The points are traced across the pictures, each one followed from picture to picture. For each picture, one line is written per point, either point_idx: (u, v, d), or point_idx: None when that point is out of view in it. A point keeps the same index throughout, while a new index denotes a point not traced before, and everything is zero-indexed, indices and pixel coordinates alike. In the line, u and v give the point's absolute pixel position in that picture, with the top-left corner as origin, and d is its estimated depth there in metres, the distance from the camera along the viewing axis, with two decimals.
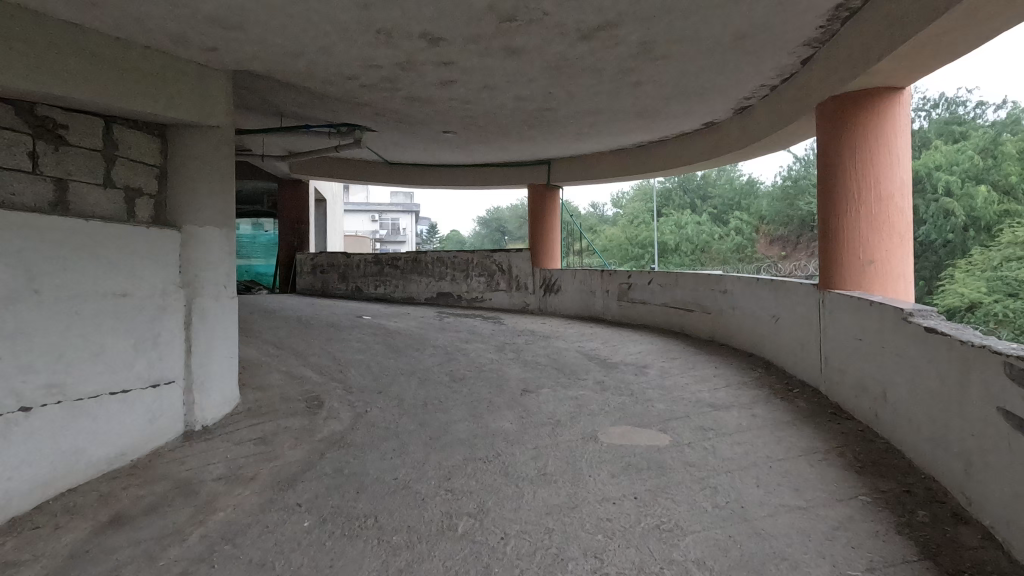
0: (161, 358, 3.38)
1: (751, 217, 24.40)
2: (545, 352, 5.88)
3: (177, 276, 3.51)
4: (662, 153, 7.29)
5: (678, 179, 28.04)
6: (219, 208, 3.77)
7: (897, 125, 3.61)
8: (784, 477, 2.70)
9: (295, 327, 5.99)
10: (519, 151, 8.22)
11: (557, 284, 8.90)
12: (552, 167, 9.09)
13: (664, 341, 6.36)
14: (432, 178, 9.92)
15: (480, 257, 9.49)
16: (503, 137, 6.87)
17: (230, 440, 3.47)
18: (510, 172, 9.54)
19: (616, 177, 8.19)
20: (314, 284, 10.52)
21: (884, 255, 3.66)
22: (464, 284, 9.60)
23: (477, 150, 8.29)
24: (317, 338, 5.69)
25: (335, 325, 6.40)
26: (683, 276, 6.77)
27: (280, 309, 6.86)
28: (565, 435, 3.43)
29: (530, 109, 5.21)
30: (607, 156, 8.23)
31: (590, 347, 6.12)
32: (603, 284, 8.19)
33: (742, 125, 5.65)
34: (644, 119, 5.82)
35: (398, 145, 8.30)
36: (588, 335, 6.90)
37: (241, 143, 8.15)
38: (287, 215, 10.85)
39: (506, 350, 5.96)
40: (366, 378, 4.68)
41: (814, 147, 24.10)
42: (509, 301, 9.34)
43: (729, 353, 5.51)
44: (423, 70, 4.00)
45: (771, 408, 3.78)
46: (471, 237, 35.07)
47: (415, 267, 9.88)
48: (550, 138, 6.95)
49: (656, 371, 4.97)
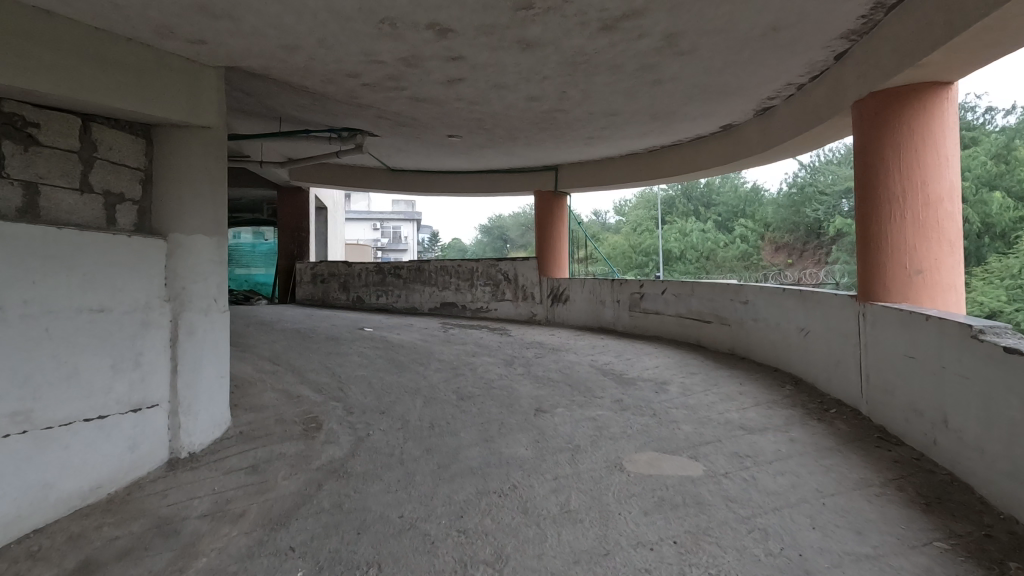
0: (143, 379, 3.08)
1: (756, 224, 24.10)
2: (557, 367, 5.57)
3: (162, 288, 3.22)
4: (676, 158, 7.02)
5: (682, 186, 27.78)
6: (209, 214, 3.49)
7: (945, 122, 3.31)
8: (842, 517, 2.38)
9: (294, 340, 5.69)
10: (526, 156, 7.94)
11: (565, 293, 8.60)
12: (560, 173, 8.81)
13: (681, 354, 6.05)
14: (436, 185, 9.65)
15: (485, 266, 9.19)
16: (510, 141, 6.61)
17: (219, 469, 3.16)
18: (515, 178, 9.27)
19: (627, 183, 7.91)
20: (313, 294, 10.21)
21: (933, 264, 3.36)
22: (469, 293, 9.31)
23: (482, 156, 8.02)
24: (316, 352, 5.39)
25: (335, 338, 6.09)
26: (699, 285, 6.47)
27: (278, 321, 6.56)
28: (587, 463, 3.11)
29: (541, 110, 4.94)
30: (618, 161, 7.95)
31: (604, 360, 5.80)
32: (614, 293, 7.88)
33: (764, 128, 5.37)
34: (659, 122, 5.55)
35: (401, 150, 8.03)
36: (601, 347, 6.58)
37: (239, 148, 7.89)
38: (287, 223, 10.59)
39: (515, 365, 5.65)
40: (368, 397, 4.37)
41: (819, 154, 23.83)
42: (516, 311, 9.03)
43: (753, 368, 5.19)
44: (430, 66, 3.73)
45: (809, 431, 3.47)
46: (473, 245, 34.78)
47: (418, 276, 9.59)
48: (559, 143, 6.67)
49: (678, 388, 4.65)
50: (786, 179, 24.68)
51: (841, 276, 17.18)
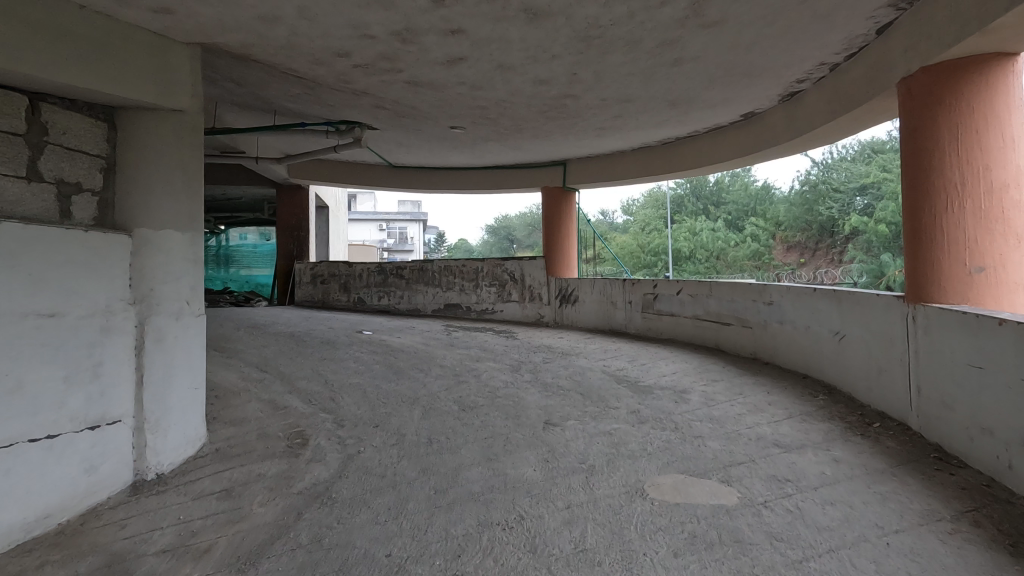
0: (103, 393, 2.72)
1: (767, 223, 23.58)
2: (568, 373, 5.17)
3: (126, 290, 2.86)
4: (692, 150, 6.63)
5: (690, 184, 27.27)
6: (181, 207, 3.14)
7: (1011, 97, 2.90)
8: (914, 563, 1.99)
9: (286, 344, 5.33)
10: (533, 150, 7.56)
11: (573, 294, 8.21)
12: (569, 168, 8.44)
13: (699, 359, 5.64)
14: (439, 182, 9.29)
15: (490, 265, 8.81)
16: (516, 134, 6.24)
17: (188, 494, 2.80)
18: (521, 174, 8.89)
19: (639, 177, 7.53)
20: (313, 295, 9.88)
21: (1000, 260, 2.95)
22: (474, 294, 8.95)
23: (487, 150, 7.64)
24: (309, 357, 5.03)
25: (331, 342, 5.74)
26: (718, 285, 6.07)
27: (272, 324, 6.21)
28: (604, 489, 2.72)
29: (550, 96, 4.57)
30: (630, 154, 7.58)
31: (618, 366, 5.40)
32: (625, 294, 7.49)
33: (790, 115, 4.97)
34: (677, 110, 5.16)
35: (402, 145, 7.68)
36: (614, 351, 6.18)
37: (235, 143, 7.57)
38: (285, 222, 10.26)
39: (522, 371, 5.27)
40: (361, 407, 4.02)
41: (831, 151, 23.27)
42: (523, 313, 8.65)
43: (780, 375, 4.79)
44: (427, 42, 3.37)
45: (855, 450, 3.07)
46: (479, 245, 34.39)
47: (421, 276, 9.24)
48: (568, 135, 6.29)
49: (701, 397, 4.26)
50: (798, 176, 24.14)
51: (858, 276, 16.69)
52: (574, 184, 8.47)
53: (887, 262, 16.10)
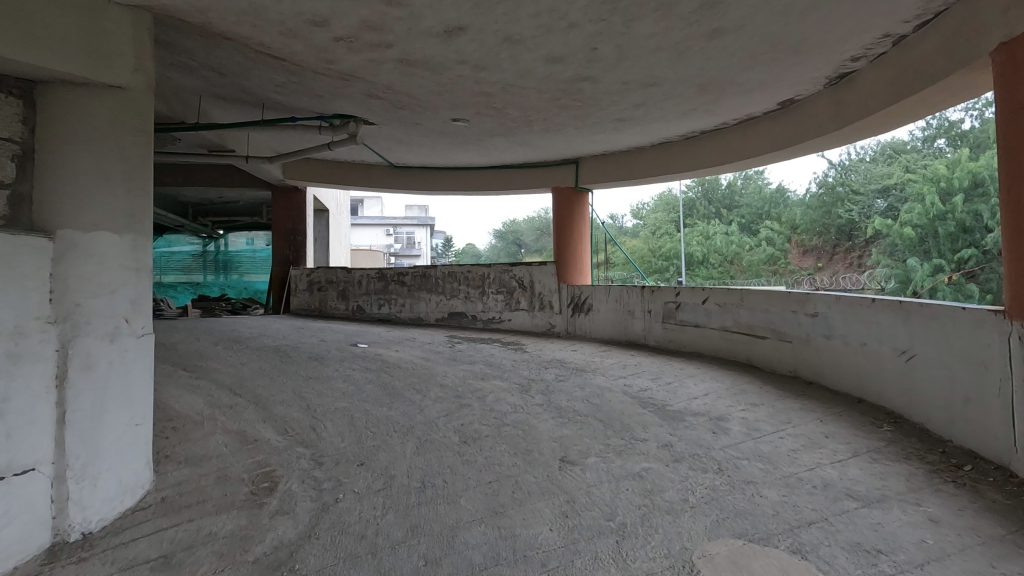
0: (11, 437, 2.08)
1: (783, 227, 22.88)
2: (584, 394, 4.57)
3: (45, 306, 2.25)
4: (718, 144, 6.04)
5: (702, 187, 26.60)
6: (119, 204, 2.58)
7: None
8: None
9: (268, 361, 4.77)
10: (544, 147, 6.99)
11: (587, 302, 7.61)
12: (581, 166, 7.87)
13: (731, 377, 5.03)
14: (443, 183, 8.75)
15: (497, 272, 8.23)
16: (525, 127, 5.68)
17: (116, 563, 2.22)
18: (530, 174, 8.32)
19: (658, 175, 6.94)
20: (309, 303, 9.31)
21: None
22: (480, 302, 8.37)
23: (495, 147, 7.08)
24: (292, 376, 4.46)
25: (320, 357, 5.18)
26: (750, 293, 5.45)
27: (258, 337, 5.65)
28: (643, 563, 2.11)
29: (563, 79, 4.01)
30: (649, 150, 7.01)
31: (640, 386, 4.79)
32: (644, 303, 6.89)
33: (837, 101, 4.38)
34: (706, 97, 4.58)
35: (402, 142, 7.14)
36: (635, 367, 5.57)
37: (224, 141, 7.05)
38: (281, 226, 9.73)
39: (533, 391, 4.68)
40: (345, 438, 3.45)
41: (849, 152, 22.56)
42: (532, 323, 8.06)
43: (829, 398, 4.17)
44: (419, 5, 2.81)
45: (952, 507, 2.45)
46: (487, 250, 33.86)
47: (424, 283, 8.68)
48: (583, 128, 5.72)
49: (742, 427, 3.64)
50: (814, 178, 23.42)
51: (882, 281, 16.03)
52: (587, 184, 7.89)
53: (913, 267, 15.53)
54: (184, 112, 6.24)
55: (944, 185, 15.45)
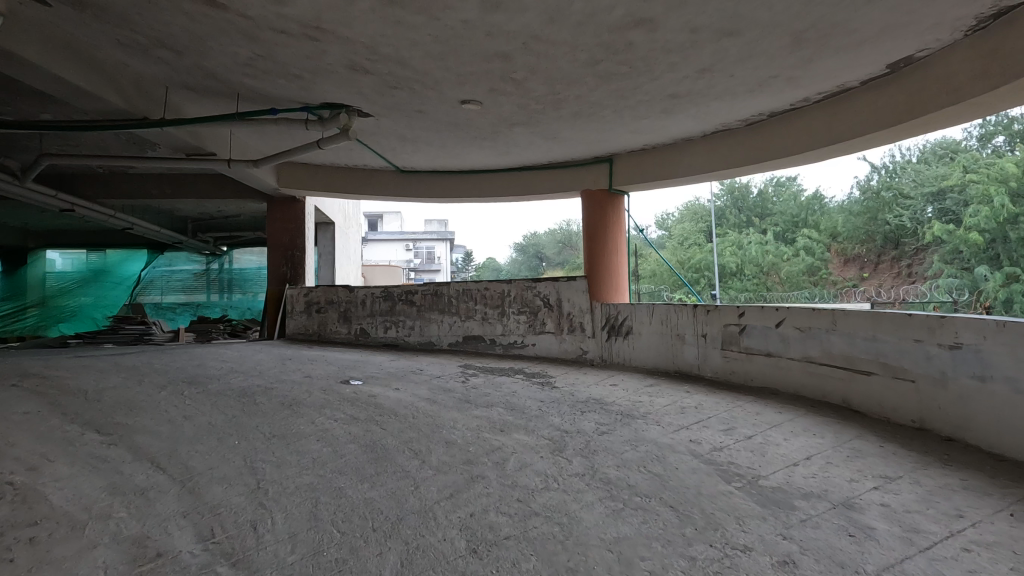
0: None
1: (822, 235, 21.35)
2: (638, 456, 3.39)
3: None
4: (794, 128, 4.85)
5: (732, 195, 25.21)
6: None
7: None
8: None
9: (225, 410, 3.69)
10: (574, 142, 5.89)
11: (625, 324, 6.45)
12: (616, 165, 6.74)
13: (832, 428, 3.79)
14: (457, 189, 7.71)
15: (520, 289, 7.12)
16: (552, 112, 4.60)
17: None
18: (555, 176, 7.21)
19: (714, 172, 5.75)
20: (307, 327, 8.27)
21: None
22: (499, 324, 7.25)
23: (515, 144, 6.01)
24: (251, 434, 3.38)
25: (296, 402, 4.10)
26: (847, 315, 4.22)
27: (227, 375, 4.61)
28: None
29: (609, 25, 2.92)
30: (699, 141, 5.84)
31: (713, 444, 3.58)
32: (698, 325, 5.71)
33: (990, 50, 3.20)
34: (797, 55, 3.43)
35: (407, 140, 6.13)
36: (696, 410, 4.36)
37: (203, 142, 6.10)
38: (279, 240, 8.76)
39: (569, 449, 3.52)
40: (300, 543, 2.34)
41: (893, 154, 21.09)
42: (560, 348, 6.89)
43: (996, 469, 2.92)
44: None
45: None
46: (508, 264, 32.84)
47: (435, 302, 7.59)
48: (623, 112, 4.61)
49: (892, 527, 2.41)
50: (856, 183, 21.85)
51: (941, 291, 14.45)
52: (623, 185, 6.74)
53: (981, 276, 13.95)
54: (149, 106, 5.28)
55: (1015, 185, 13.95)
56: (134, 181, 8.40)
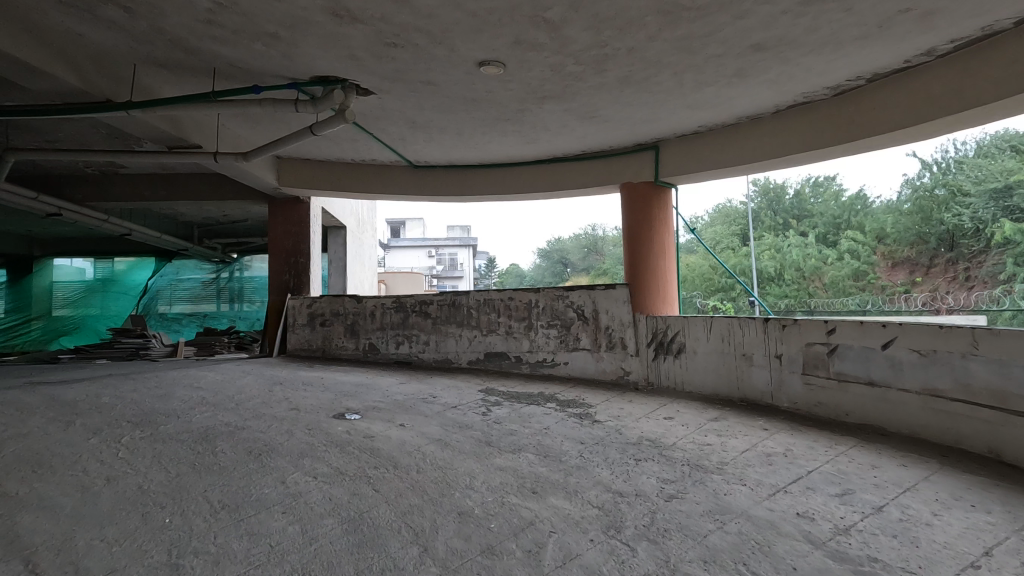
0: None
1: (868, 237, 19.84)
2: (730, 542, 2.37)
3: None
4: (909, 91, 3.82)
5: (768, 196, 23.75)
6: None
7: None
8: None
9: (169, 465, 2.79)
10: (615, 124, 4.92)
11: (676, 341, 5.43)
12: (662, 153, 5.72)
13: (996, 495, 2.72)
14: (476, 185, 6.80)
15: (550, 298, 6.17)
16: (595, 77, 3.65)
17: None
18: (590, 169, 6.23)
19: (789, 158, 4.72)
20: (310, 342, 7.43)
21: None
22: (526, 339, 6.28)
23: (544, 128, 5.07)
24: (192, 505, 2.47)
25: (269, 449, 3.18)
26: (997, 335, 3.15)
27: (192, 409, 3.73)
28: None
29: None
30: (768, 119, 4.80)
31: (832, 521, 2.54)
32: (772, 343, 4.65)
33: None
34: None
35: (417, 126, 5.25)
36: (789, 462, 3.31)
37: (183, 132, 5.28)
38: (281, 245, 7.95)
39: (628, 527, 2.52)
40: None
41: (945, 149, 19.50)
42: (597, 368, 5.89)
43: None
44: None
45: None
46: (532, 271, 31.82)
47: (452, 314, 6.67)
48: (684, 77, 3.64)
49: None
50: (905, 180, 20.28)
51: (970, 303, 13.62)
52: (670, 177, 5.72)
53: None
54: (115, 88, 4.50)
55: None
56: (126, 182, 7.69)
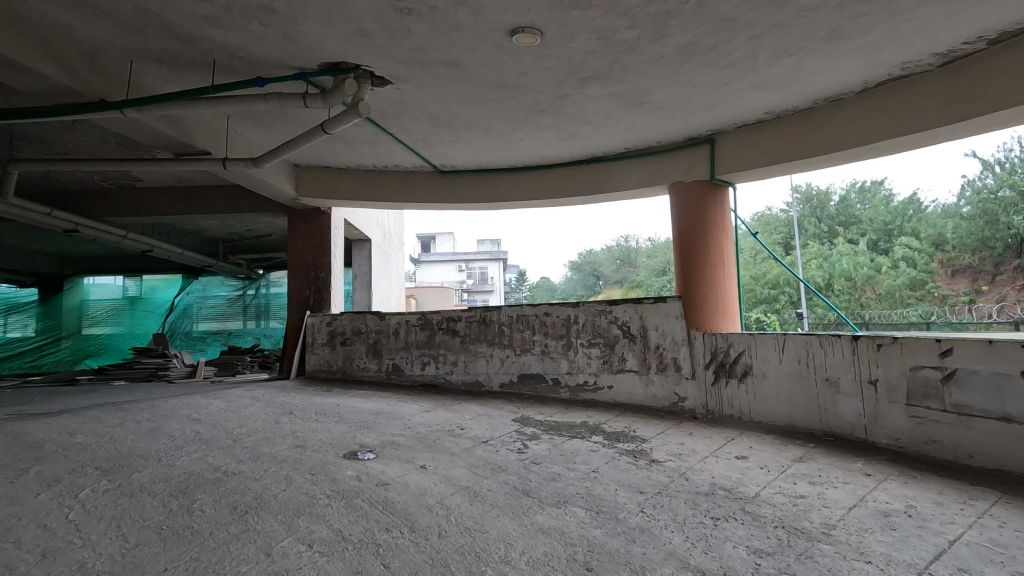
0: None
1: (924, 244, 18.42)
2: None
3: None
4: None
5: (812, 203, 22.49)
6: None
7: None
8: None
9: (128, 530, 2.23)
10: (666, 113, 4.26)
11: (740, 363, 4.68)
12: (717, 148, 5.03)
13: None
14: (506, 190, 6.22)
15: (591, 313, 5.51)
16: (651, 46, 3.02)
17: None
18: (633, 168, 5.57)
19: (878, 144, 3.98)
20: (331, 362, 6.92)
21: None
22: (564, 360, 5.61)
23: (584, 120, 4.46)
24: None
25: (260, 504, 2.59)
26: None
27: (180, 448, 3.20)
28: None
29: None
30: (852, 100, 4.08)
31: None
32: (863, 366, 3.87)
33: None
34: None
35: (442, 123, 4.69)
36: (919, 528, 2.54)
37: (187, 135, 4.85)
38: (301, 259, 7.50)
39: None
40: None
41: (1008, 148, 18.04)
42: (646, 393, 5.17)
43: None
44: None
45: None
46: (565, 285, 30.99)
47: (482, 332, 6.06)
48: (761, 42, 2.98)
49: None
50: (964, 182, 18.92)
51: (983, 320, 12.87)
52: (728, 175, 5.00)
53: None
54: (109, 86, 4.08)
55: None
56: (143, 195, 7.40)
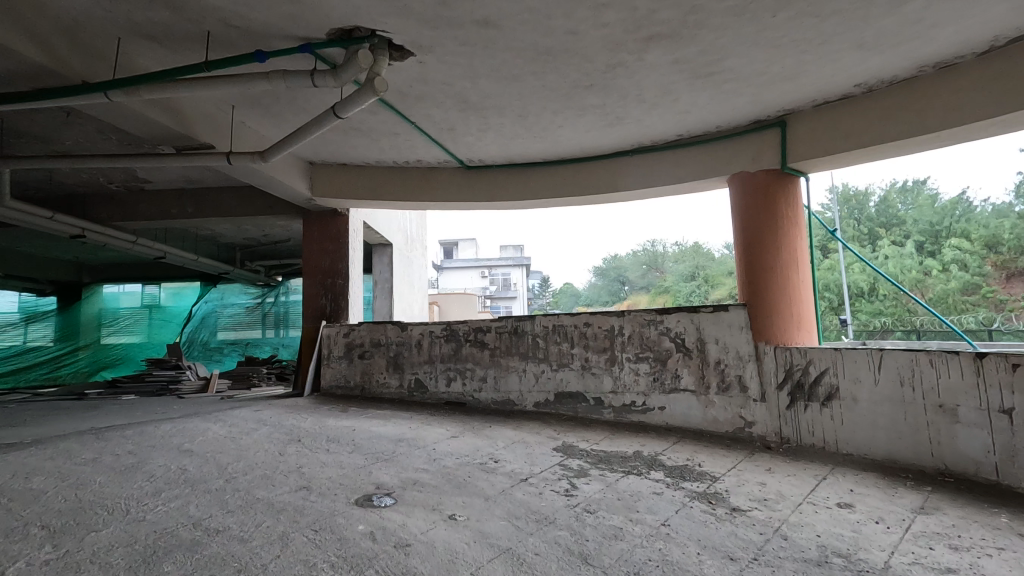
0: None
1: (975, 245, 17.13)
2: None
3: None
4: None
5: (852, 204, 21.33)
6: None
7: None
8: None
9: None
10: (736, 87, 3.59)
11: (823, 383, 3.94)
12: (790, 131, 4.31)
13: None
14: (540, 186, 5.59)
15: (639, 324, 4.82)
16: None
17: None
18: (687, 158, 4.89)
19: (1009, 115, 3.27)
20: (348, 377, 6.36)
21: None
22: (608, 377, 4.93)
23: (637, 99, 3.81)
24: None
25: None
26: None
27: (159, 492, 2.64)
28: None
29: None
30: (972, 65, 3.38)
31: None
32: (993, 390, 3.12)
33: None
34: None
35: (470, 107, 4.10)
36: None
37: (184, 125, 4.32)
38: (317, 265, 6.98)
39: None
40: None
41: None
42: (706, 415, 4.46)
43: None
44: None
45: None
46: (591, 291, 30.12)
47: (514, 344, 5.43)
48: None
49: None
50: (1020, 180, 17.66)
51: None
52: (802, 162, 4.27)
53: None
54: (94, 66, 3.58)
55: None
56: (152, 198, 6.98)
